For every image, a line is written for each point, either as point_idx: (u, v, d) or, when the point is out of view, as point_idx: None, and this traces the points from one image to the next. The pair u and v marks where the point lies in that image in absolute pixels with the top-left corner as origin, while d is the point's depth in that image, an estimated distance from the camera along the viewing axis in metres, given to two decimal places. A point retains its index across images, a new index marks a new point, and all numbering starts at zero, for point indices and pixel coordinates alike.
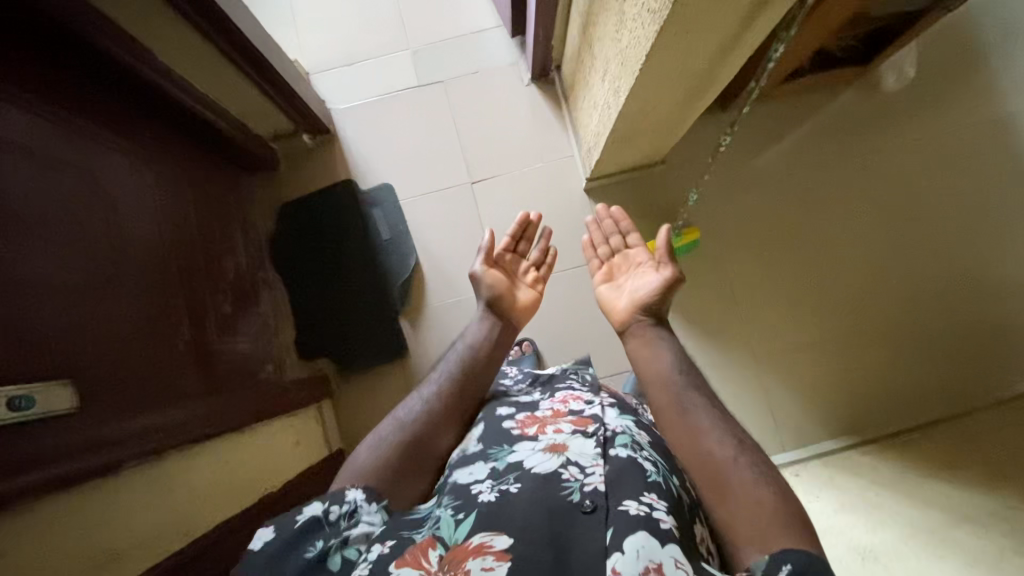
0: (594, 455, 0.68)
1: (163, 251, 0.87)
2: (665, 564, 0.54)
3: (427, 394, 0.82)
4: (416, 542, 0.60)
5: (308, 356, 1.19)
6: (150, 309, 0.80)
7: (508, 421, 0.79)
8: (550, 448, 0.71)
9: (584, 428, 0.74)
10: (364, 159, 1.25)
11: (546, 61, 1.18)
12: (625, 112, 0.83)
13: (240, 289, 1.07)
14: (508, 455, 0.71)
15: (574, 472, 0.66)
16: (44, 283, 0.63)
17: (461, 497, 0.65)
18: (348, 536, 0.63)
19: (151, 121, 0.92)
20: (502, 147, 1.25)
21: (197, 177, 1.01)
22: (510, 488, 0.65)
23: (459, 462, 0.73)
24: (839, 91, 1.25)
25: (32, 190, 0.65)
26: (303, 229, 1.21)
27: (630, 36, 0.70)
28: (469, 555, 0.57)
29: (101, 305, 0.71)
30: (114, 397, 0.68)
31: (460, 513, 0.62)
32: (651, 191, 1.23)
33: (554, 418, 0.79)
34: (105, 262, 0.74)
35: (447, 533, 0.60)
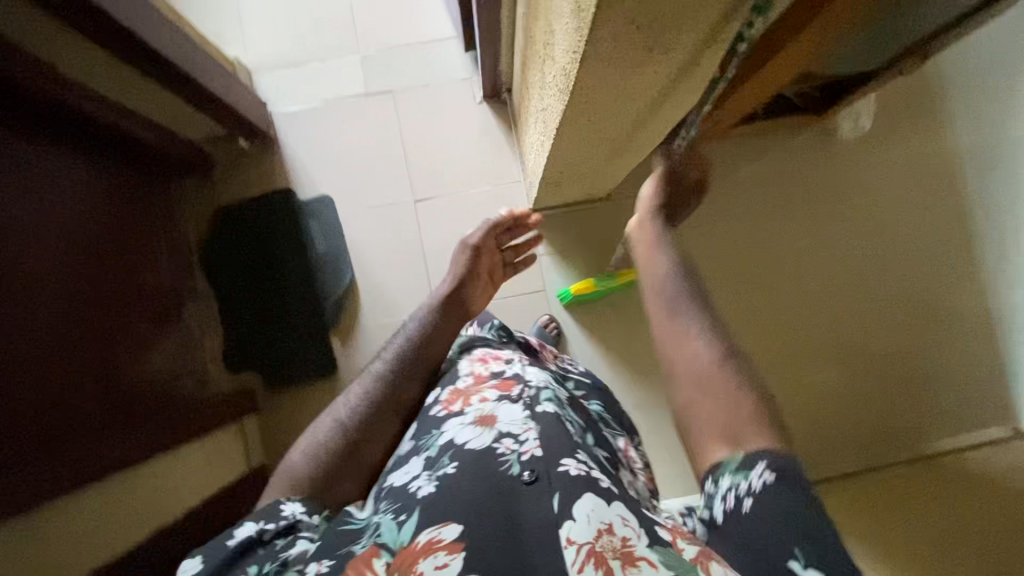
0: (523, 420, 0.67)
1: (67, 267, 0.83)
2: (615, 522, 0.53)
3: (369, 383, 0.81)
4: (357, 554, 0.56)
5: (233, 368, 1.17)
6: (63, 335, 0.78)
7: (434, 407, 0.75)
8: (478, 420, 0.68)
9: (508, 393, 0.73)
10: (304, 168, 1.21)
11: (496, 82, 1.14)
12: (552, 164, 0.81)
13: (160, 304, 1.03)
14: (439, 439, 0.68)
15: (508, 444, 0.64)
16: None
17: (399, 499, 0.61)
18: (285, 557, 0.58)
19: (68, 139, 0.89)
20: (449, 164, 1.21)
21: (120, 190, 0.99)
22: (447, 470, 0.62)
23: (396, 462, 0.70)
24: (793, 136, 1.23)
25: None
26: (233, 236, 1.18)
27: (548, 98, 0.67)
28: (420, 556, 0.53)
29: (8, 336, 0.69)
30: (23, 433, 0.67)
31: (402, 514, 0.59)
32: (596, 224, 1.21)
33: (475, 386, 0.75)
34: (16, 292, 0.72)
35: (390, 537, 0.56)
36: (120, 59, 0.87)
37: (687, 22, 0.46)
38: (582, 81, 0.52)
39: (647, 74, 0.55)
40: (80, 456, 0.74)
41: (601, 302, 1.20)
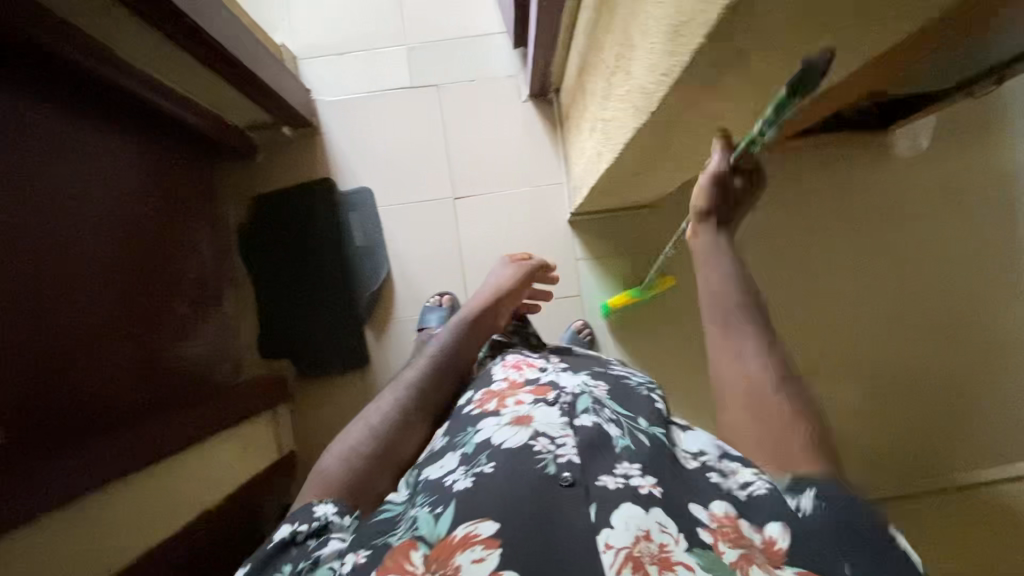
0: (561, 426, 0.65)
1: (112, 252, 0.84)
2: (654, 530, 0.49)
3: (402, 390, 0.80)
4: (394, 546, 0.52)
5: (268, 355, 1.18)
6: (99, 318, 0.78)
7: (468, 406, 0.77)
8: (515, 420, 0.67)
9: (544, 398, 0.73)
10: (346, 160, 1.20)
11: (544, 81, 1.11)
12: (607, 175, 0.79)
13: (202, 288, 1.05)
14: (474, 437, 0.67)
15: (544, 443, 0.62)
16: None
17: (435, 492, 0.59)
18: (319, 556, 0.55)
19: (115, 121, 0.89)
20: (490, 163, 1.20)
21: (163, 173, 0.99)
22: (484, 468, 0.59)
23: (428, 458, 0.69)
24: (846, 151, 1.19)
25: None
26: (272, 226, 1.18)
27: (614, 112, 0.66)
28: (455, 550, 0.50)
29: (46, 320, 0.69)
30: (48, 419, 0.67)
31: (438, 507, 0.55)
32: (638, 231, 1.18)
33: (511, 389, 0.76)
34: (54, 275, 0.72)
35: (427, 530, 0.53)
36: (172, 44, 0.86)
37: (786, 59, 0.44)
38: (664, 105, 0.50)
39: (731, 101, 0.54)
40: (130, 440, 0.74)
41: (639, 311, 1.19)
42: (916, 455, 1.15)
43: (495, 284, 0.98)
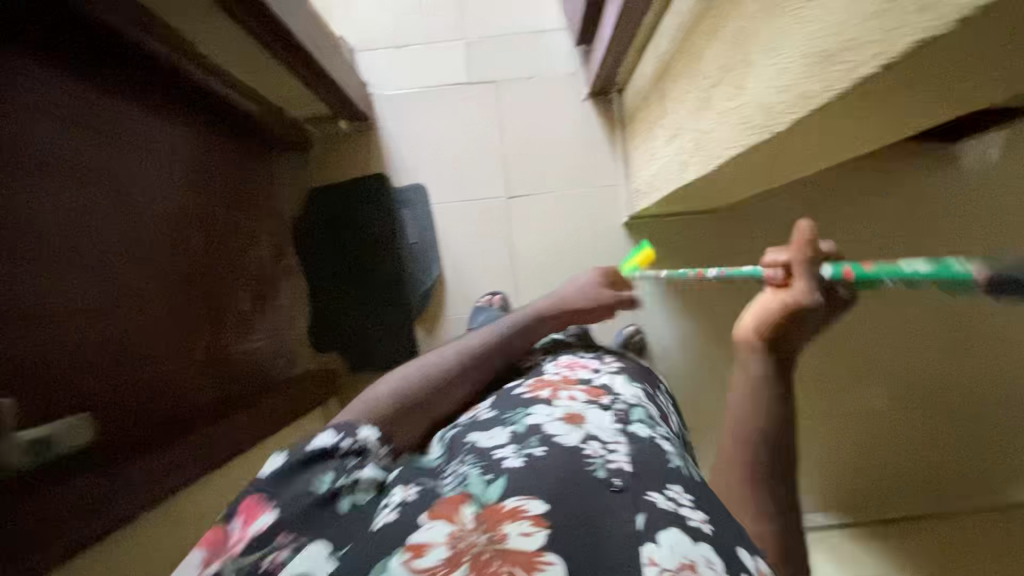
0: (614, 432, 0.61)
1: (183, 248, 0.83)
2: (700, 564, 0.43)
3: (460, 351, 0.80)
4: (445, 496, 0.51)
5: (318, 346, 1.19)
6: (176, 313, 0.79)
7: (519, 391, 0.75)
8: (567, 417, 0.64)
9: (598, 401, 0.70)
10: (401, 155, 1.19)
11: (608, 81, 1.09)
12: (689, 186, 0.78)
13: (265, 283, 1.06)
14: (526, 420, 0.64)
15: (596, 447, 0.57)
16: (56, 289, 0.59)
17: (485, 459, 0.57)
18: (358, 477, 0.55)
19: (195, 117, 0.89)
20: (545, 161, 1.18)
21: (231, 166, 0.99)
22: (535, 452, 0.56)
23: (473, 427, 0.67)
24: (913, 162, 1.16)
25: (88, 209, 0.64)
26: (325, 217, 1.18)
27: (712, 125, 0.64)
28: (504, 518, 0.47)
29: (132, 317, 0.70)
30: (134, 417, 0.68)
31: (489, 474, 0.53)
32: (696, 237, 1.16)
33: (566, 384, 0.74)
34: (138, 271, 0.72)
35: (478, 490, 0.51)
36: (256, 40, 0.86)
37: (935, 98, 0.43)
38: (790, 131, 0.49)
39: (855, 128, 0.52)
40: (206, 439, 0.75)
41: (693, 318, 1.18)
42: (955, 472, 1.17)
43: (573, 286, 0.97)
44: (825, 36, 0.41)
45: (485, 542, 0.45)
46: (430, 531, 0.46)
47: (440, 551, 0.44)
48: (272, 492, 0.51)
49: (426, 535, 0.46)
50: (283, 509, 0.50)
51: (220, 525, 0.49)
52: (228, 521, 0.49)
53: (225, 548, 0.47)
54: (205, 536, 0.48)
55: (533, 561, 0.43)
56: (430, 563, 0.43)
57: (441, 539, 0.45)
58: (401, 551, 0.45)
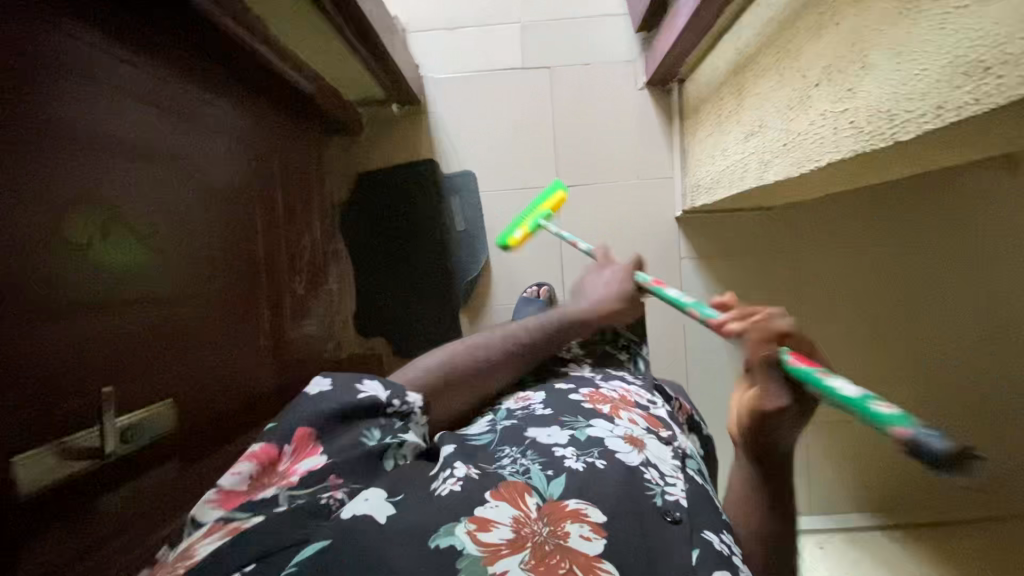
0: (673, 467, 0.58)
1: (245, 231, 0.82)
2: None
3: (507, 331, 0.78)
4: (508, 481, 0.49)
5: (363, 331, 1.17)
6: (240, 296, 0.79)
7: (575, 395, 0.69)
8: (628, 437, 0.59)
9: (657, 431, 0.65)
10: (451, 140, 1.17)
11: (671, 71, 1.07)
12: (767, 186, 0.76)
13: (314, 269, 1.06)
14: (585, 429, 0.60)
15: (655, 475, 0.54)
16: (143, 276, 0.59)
17: (545, 453, 0.55)
18: (404, 439, 0.54)
19: (255, 96, 0.87)
20: (597, 151, 1.16)
21: (285, 148, 0.97)
22: (597, 462, 0.53)
23: (525, 418, 0.64)
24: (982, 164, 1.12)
25: (163, 193, 0.64)
26: (372, 202, 1.16)
27: (807, 125, 0.62)
28: (567, 517, 0.45)
29: (206, 297, 0.69)
30: (215, 402, 0.68)
31: (550, 470, 0.52)
32: (749, 234, 1.14)
33: (624, 401, 0.70)
34: (206, 251, 0.71)
35: (540, 484, 0.50)
36: (332, 27, 0.83)
37: None
38: (912, 139, 0.48)
39: (974, 142, 0.50)
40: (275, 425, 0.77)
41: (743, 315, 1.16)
42: None
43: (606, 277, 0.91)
44: (975, 45, 0.39)
45: (547, 535, 0.43)
46: (496, 508, 0.45)
47: (505, 530, 0.43)
48: (321, 435, 0.50)
49: (492, 512, 0.44)
50: (334, 453, 0.49)
51: (268, 446, 0.48)
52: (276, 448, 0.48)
53: (274, 474, 0.46)
54: (256, 454, 0.47)
55: (592, 566, 0.41)
56: (494, 539, 0.42)
57: (506, 519, 0.44)
58: (466, 521, 0.43)
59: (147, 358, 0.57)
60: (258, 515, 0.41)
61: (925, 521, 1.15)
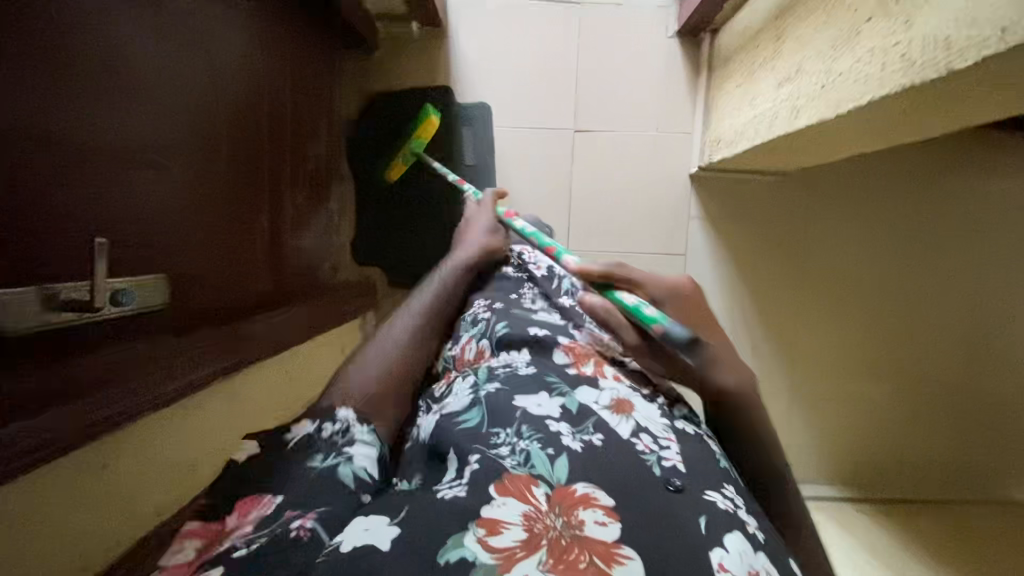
0: (664, 428, 0.52)
1: (250, 125, 0.78)
2: None
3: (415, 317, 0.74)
4: (512, 473, 0.43)
5: (361, 259, 1.14)
6: (238, 190, 0.74)
7: (558, 353, 0.61)
8: (615, 403, 0.53)
9: (640, 389, 0.58)
10: (469, 69, 1.13)
11: (705, 19, 1.03)
12: (797, 134, 0.74)
13: (314, 182, 1.00)
14: (572, 396, 0.53)
15: (647, 442, 0.48)
16: (141, 148, 0.55)
17: (540, 429, 0.48)
18: (350, 455, 0.49)
19: None
20: (619, 98, 1.12)
21: (299, 48, 0.92)
22: (593, 439, 0.47)
23: (510, 380, 0.56)
24: (1002, 151, 1.11)
25: (167, 55, 0.59)
26: (378, 125, 1.11)
27: (852, 65, 0.60)
28: (578, 504, 0.40)
29: (199, 182, 0.65)
30: (202, 294, 0.65)
31: (550, 448, 0.45)
32: (763, 198, 1.13)
33: (601, 354, 0.64)
34: (207, 134, 0.67)
35: (545, 469, 0.44)
36: None
37: None
38: (968, 69, 0.46)
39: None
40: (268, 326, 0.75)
41: (746, 282, 1.15)
42: (970, 468, 1.19)
43: (482, 225, 0.88)
44: None
45: (562, 528, 0.38)
46: (503, 507, 0.39)
47: (517, 531, 0.37)
48: (264, 489, 0.43)
49: (499, 512, 0.39)
50: (285, 497, 0.43)
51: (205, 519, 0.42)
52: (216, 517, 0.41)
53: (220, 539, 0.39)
54: (193, 530, 0.40)
55: (610, 552, 0.36)
56: (508, 542, 0.36)
57: (517, 519, 0.38)
58: (474, 526, 0.37)
59: (133, 228, 0.54)
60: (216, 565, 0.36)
61: (894, 497, 1.19)
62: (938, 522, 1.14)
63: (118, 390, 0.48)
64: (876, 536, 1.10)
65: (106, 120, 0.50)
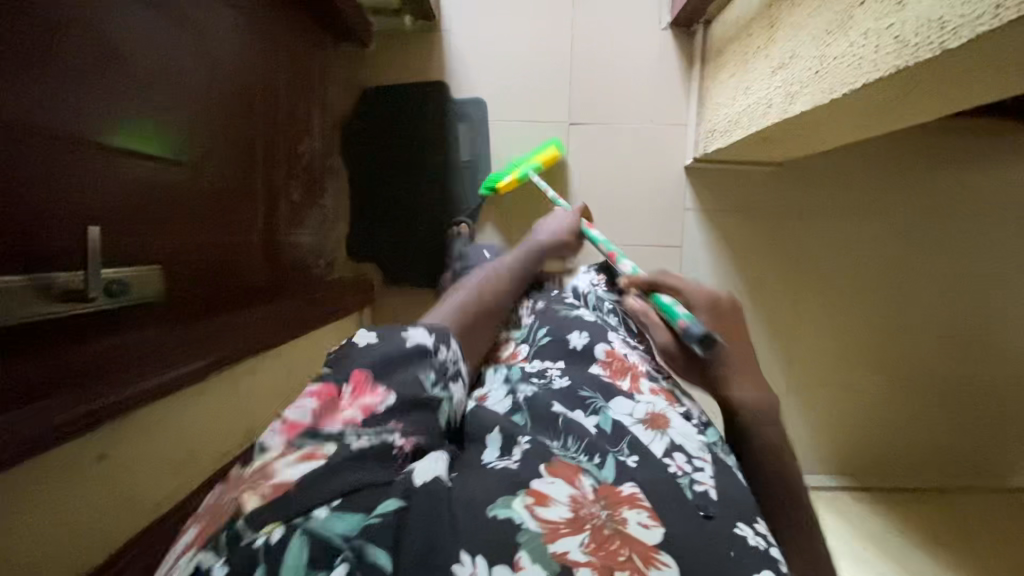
0: (701, 446, 0.48)
1: (243, 117, 0.77)
2: None
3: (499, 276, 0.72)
4: (560, 456, 0.43)
5: (356, 256, 1.14)
6: (232, 183, 0.74)
7: (595, 366, 0.59)
8: (651, 418, 0.51)
9: (675, 404, 0.55)
10: (464, 63, 1.13)
11: (698, 11, 1.03)
12: (791, 120, 0.74)
13: (311, 178, 1.01)
14: (606, 410, 0.52)
15: (682, 463, 0.45)
16: (133, 137, 0.54)
17: (583, 438, 0.47)
18: (449, 397, 0.46)
19: None
20: (614, 92, 1.12)
21: (292, 42, 0.92)
22: (627, 460, 0.44)
23: (548, 391, 0.55)
24: (991, 139, 1.12)
25: (159, 44, 0.58)
26: (374, 121, 1.11)
27: (845, 49, 0.60)
28: (623, 503, 0.39)
29: (191, 172, 0.64)
30: (195, 288, 0.64)
31: (595, 457, 0.44)
32: (757, 189, 1.13)
33: (643, 367, 0.60)
34: (200, 124, 0.66)
35: (591, 467, 0.43)
36: None
37: None
38: (962, 47, 0.46)
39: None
40: (262, 320, 0.74)
41: (742, 272, 1.15)
42: (967, 456, 1.20)
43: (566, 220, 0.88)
44: None
45: (606, 518, 0.37)
46: (552, 485, 0.38)
47: (563, 509, 0.36)
48: (385, 373, 0.42)
49: (550, 489, 0.38)
50: (398, 399, 0.41)
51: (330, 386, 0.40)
52: (337, 382, 0.40)
53: (337, 410, 0.38)
54: (318, 389, 0.39)
55: (650, 556, 0.35)
56: (553, 517, 0.35)
57: (563, 499, 0.37)
58: (523, 493, 0.37)
59: (126, 217, 0.53)
60: (332, 446, 0.36)
61: (892, 485, 1.20)
62: (936, 509, 1.15)
63: (114, 372, 0.47)
64: (876, 523, 1.11)
65: (101, 108, 0.50)
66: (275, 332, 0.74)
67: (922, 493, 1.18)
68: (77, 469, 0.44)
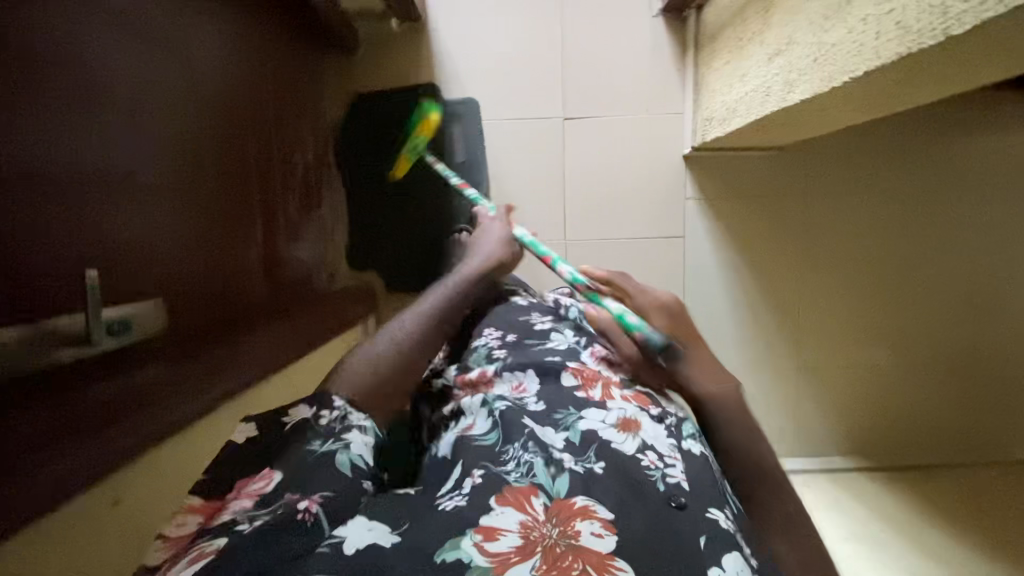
0: (670, 445, 0.52)
1: (234, 137, 0.76)
2: None
3: (427, 319, 0.67)
4: (514, 484, 0.44)
5: (356, 265, 1.13)
6: (228, 205, 0.73)
7: (568, 378, 0.60)
8: (622, 422, 0.52)
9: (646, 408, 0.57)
10: (453, 63, 1.11)
11: None
12: (790, 109, 0.72)
13: (308, 188, 1.00)
14: (577, 422, 0.52)
15: (654, 458, 0.49)
16: (127, 173, 0.54)
17: (545, 447, 0.48)
18: (348, 442, 0.50)
19: None
20: (607, 83, 1.10)
21: (278, 53, 0.90)
22: (595, 466, 0.47)
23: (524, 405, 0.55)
24: (997, 110, 1.10)
25: (143, 73, 0.57)
26: (365, 125, 1.09)
27: (844, 36, 0.59)
28: (576, 515, 0.41)
29: (186, 200, 0.64)
30: (198, 315, 0.64)
31: (552, 466, 0.46)
32: (757, 175, 1.11)
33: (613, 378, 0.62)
34: (191, 150, 0.65)
35: (546, 481, 0.44)
36: None
37: None
38: (967, 33, 0.45)
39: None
40: (267, 340, 0.74)
41: (745, 259, 1.14)
42: (979, 430, 1.19)
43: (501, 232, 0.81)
44: None
45: (556, 536, 0.39)
46: (502, 515, 0.40)
47: (513, 538, 0.39)
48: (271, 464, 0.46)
49: (500, 520, 0.40)
50: (283, 474, 0.45)
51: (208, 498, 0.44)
52: (217, 495, 0.45)
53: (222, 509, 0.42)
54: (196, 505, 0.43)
55: (604, 563, 0.37)
56: (502, 548, 0.38)
57: (513, 526, 0.40)
58: (471, 532, 0.39)
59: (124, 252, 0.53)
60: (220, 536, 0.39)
61: (905, 464, 1.19)
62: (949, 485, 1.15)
63: (124, 412, 0.48)
64: (890, 502, 1.11)
65: (89, 145, 0.49)
66: (279, 352, 0.75)
67: (935, 470, 1.18)
68: (93, 514, 0.44)
